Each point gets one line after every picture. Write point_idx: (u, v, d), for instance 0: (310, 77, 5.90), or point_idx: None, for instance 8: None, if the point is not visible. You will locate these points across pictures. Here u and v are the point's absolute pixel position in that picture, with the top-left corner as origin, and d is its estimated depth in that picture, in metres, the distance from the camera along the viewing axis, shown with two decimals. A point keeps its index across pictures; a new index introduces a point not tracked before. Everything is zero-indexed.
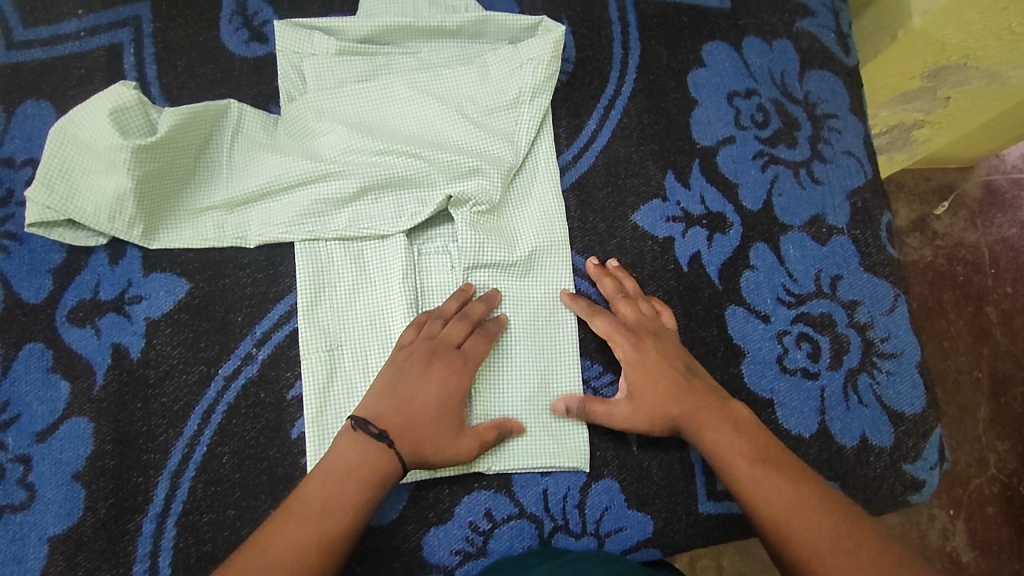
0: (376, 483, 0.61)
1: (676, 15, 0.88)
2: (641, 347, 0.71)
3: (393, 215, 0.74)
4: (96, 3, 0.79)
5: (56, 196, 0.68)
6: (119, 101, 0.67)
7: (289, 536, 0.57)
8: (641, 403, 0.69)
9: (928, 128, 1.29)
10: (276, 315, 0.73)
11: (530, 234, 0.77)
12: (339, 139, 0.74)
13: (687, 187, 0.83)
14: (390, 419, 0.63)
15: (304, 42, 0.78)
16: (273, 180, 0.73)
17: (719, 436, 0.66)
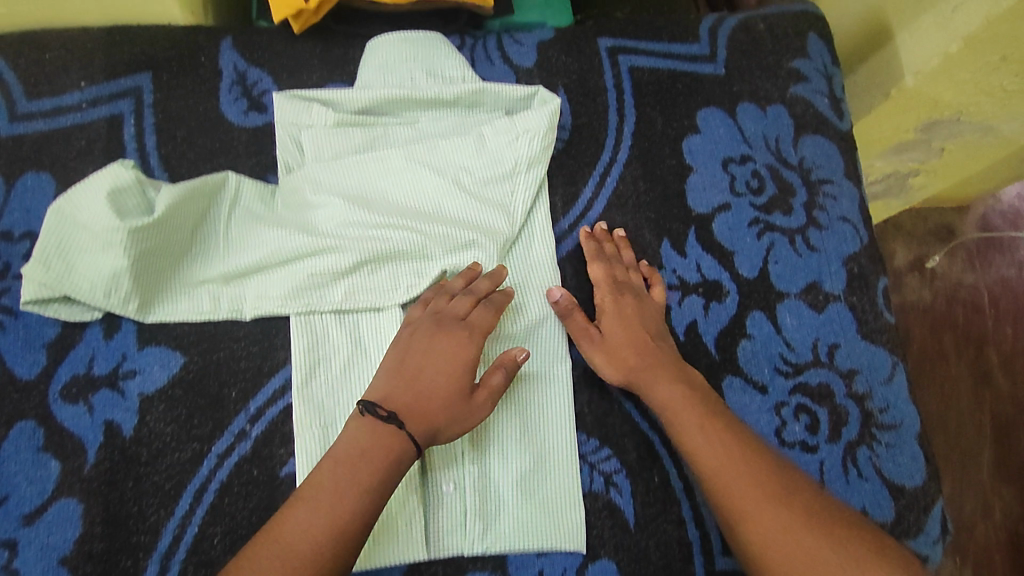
0: (389, 462, 0.61)
1: (671, 82, 0.89)
2: (620, 299, 0.76)
3: (389, 288, 0.74)
4: (97, 74, 0.80)
5: (52, 273, 0.68)
6: (116, 181, 0.67)
7: (301, 533, 0.57)
8: (610, 350, 0.74)
9: (924, 175, 1.30)
10: (271, 390, 0.72)
11: (526, 306, 0.77)
12: (336, 212, 0.75)
13: (682, 255, 0.84)
14: (398, 394, 0.65)
15: (303, 114, 0.78)
16: (271, 254, 0.73)
17: (670, 391, 0.69)
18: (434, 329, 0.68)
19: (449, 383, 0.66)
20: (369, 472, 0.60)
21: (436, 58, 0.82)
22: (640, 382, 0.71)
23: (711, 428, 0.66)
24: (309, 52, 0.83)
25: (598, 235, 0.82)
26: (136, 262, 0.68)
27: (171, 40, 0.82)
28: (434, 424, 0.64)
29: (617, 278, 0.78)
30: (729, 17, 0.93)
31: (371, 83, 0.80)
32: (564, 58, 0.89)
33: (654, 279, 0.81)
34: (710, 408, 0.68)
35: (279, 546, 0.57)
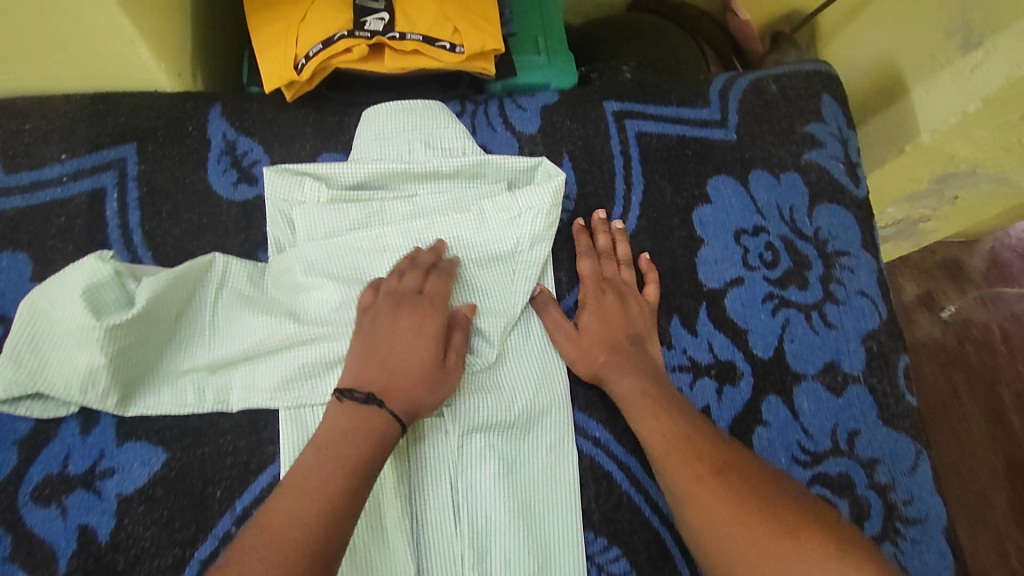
0: (375, 440, 0.58)
1: (680, 148, 0.85)
2: (601, 295, 0.77)
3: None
4: (79, 146, 0.76)
5: (24, 370, 0.63)
6: (94, 274, 0.63)
7: (290, 514, 0.52)
8: (582, 347, 0.74)
9: (935, 220, 1.26)
10: (259, 488, 0.68)
11: (529, 394, 0.73)
12: (329, 296, 0.70)
13: (693, 333, 0.80)
14: (370, 372, 0.62)
15: (294, 190, 0.74)
16: (258, 342, 0.69)
17: (628, 382, 0.71)
18: (396, 308, 0.67)
19: (421, 354, 0.64)
20: (357, 454, 0.57)
21: (434, 129, 0.78)
22: (608, 379, 0.73)
23: (661, 425, 0.66)
24: (302, 120, 0.80)
25: (594, 225, 0.81)
26: (115, 358, 0.64)
27: (157, 108, 0.77)
28: (413, 396, 0.62)
29: (604, 275, 0.78)
30: (741, 78, 0.89)
31: (367, 154, 0.77)
32: (569, 123, 0.85)
33: (650, 275, 0.80)
34: (661, 404, 0.68)
35: (268, 532, 0.51)
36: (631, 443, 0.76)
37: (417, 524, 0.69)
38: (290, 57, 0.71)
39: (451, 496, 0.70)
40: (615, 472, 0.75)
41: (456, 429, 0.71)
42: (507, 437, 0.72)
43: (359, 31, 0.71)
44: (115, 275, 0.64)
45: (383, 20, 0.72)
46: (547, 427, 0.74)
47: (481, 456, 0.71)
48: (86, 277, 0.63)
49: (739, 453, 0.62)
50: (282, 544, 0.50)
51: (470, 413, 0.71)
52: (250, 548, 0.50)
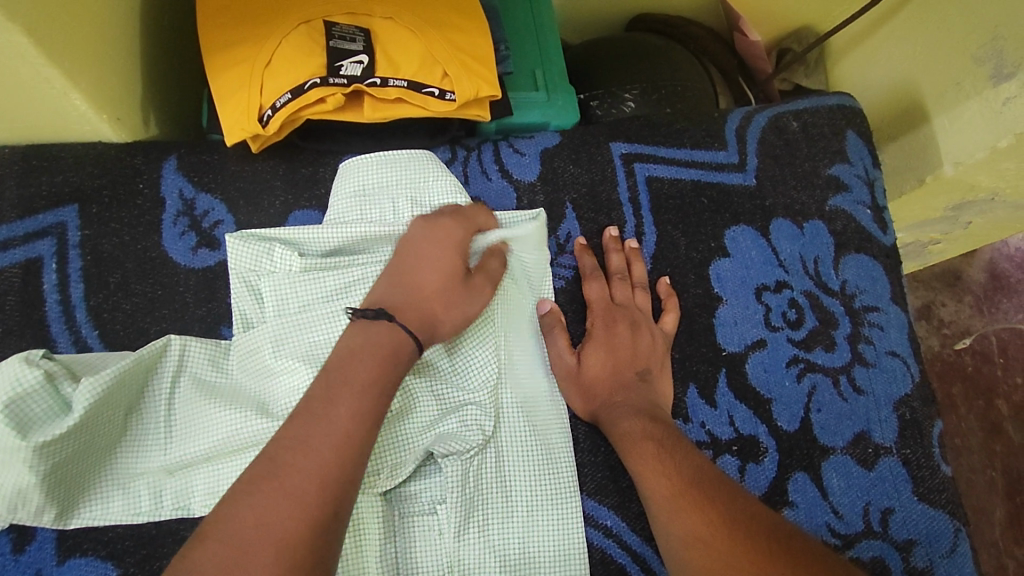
0: (387, 357, 0.53)
1: (694, 195, 0.78)
2: (611, 324, 0.69)
3: (370, 473, 0.61)
4: (11, 210, 0.66)
5: None
6: (20, 379, 0.54)
7: (302, 457, 0.46)
8: (583, 382, 0.67)
9: (944, 243, 1.18)
10: None
11: (530, 480, 0.65)
12: (300, 384, 0.60)
13: (712, 404, 0.71)
14: (394, 291, 0.57)
15: (262, 257, 0.65)
16: (224, 437, 0.59)
17: (631, 423, 0.63)
18: (432, 225, 0.62)
19: (444, 276, 0.59)
20: (365, 394, 0.51)
21: (422, 181, 0.69)
22: (609, 421, 0.65)
23: (663, 468, 0.60)
24: (270, 172, 0.71)
25: (607, 243, 0.74)
26: (50, 471, 0.54)
27: (101, 165, 0.68)
28: (429, 311, 0.58)
29: (615, 301, 0.71)
30: (759, 113, 0.83)
31: (345, 214, 0.68)
32: (571, 168, 0.76)
33: (670, 302, 0.72)
34: (664, 448, 0.61)
35: (277, 473, 0.45)
36: (645, 529, 0.66)
37: None
38: (254, 105, 0.63)
39: None
40: (629, 567, 0.65)
41: (453, 530, 0.61)
42: (509, 534, 0.63)
43: (334, 77, 0.63)
44: (46, 378, 0.55)
45: (361, 64, 0.64)
46: (556, 516, 0.64)
47: (482, 558, 0.62)
48: (11, 382, 0.54)
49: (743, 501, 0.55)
50: (292, 492, 0.44)
51: (466, 506, 0.62)
52: (260, 491, 0.44)
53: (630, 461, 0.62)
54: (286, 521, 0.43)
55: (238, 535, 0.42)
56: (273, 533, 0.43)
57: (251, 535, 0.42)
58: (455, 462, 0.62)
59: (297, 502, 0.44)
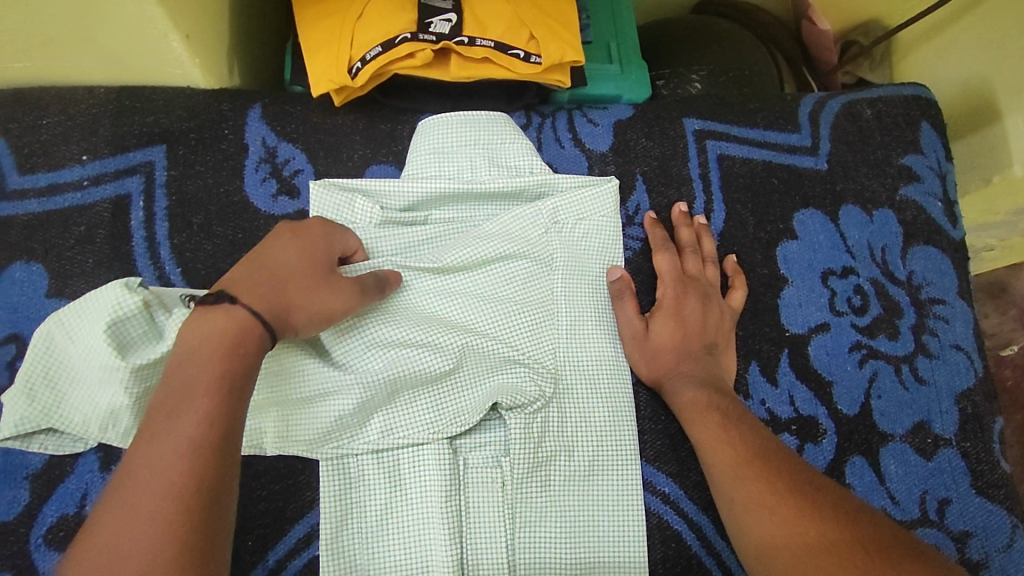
0: (228, 343, 0.48)
1: (765, 176, 0.77)
2: (684, 296, 0.68)
3: (435, 419, 0.63)
4: (104, 147, 0.68)
5: (38, 405, 0.56)
6: (122, 300, 0.55)
7: (151, 477, 0.43)
8: (650, 350, 0.67)
9: (999, 251, 1.15)
10: (295, 539, 0.61)
11: (593, 443, 0.65)
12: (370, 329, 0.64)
13: (774, 383, 0.72)
14: (242, 274, 0.53)
15: (343, 208, 0.66)
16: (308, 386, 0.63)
17: (694, 392, 0.64)
18: (301, 225, 0.59)
19: (300, 267, 0.55)
20: (211, 399, 0.46)
21: (499, 144, 0.70)
22: (670, 389, 0.65)
23: (726, 436, 0.60)
24: (350, 127, 0.72)
25: (676, 219, 0.74)
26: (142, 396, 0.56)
27: (190, 108, 0.69)
28: (284, 301, 0.53)
29: (686, 272, 0.70)
30: (832, 100, 0.82)
31: (424, 170, 0.69)
32: (643, 141, 0.76)
33: (738, 280, 0.72)
34: (729, 417, 0.62)
35: (128, 494, 0.43)
36: (702, 499, 0.66)
37: None
38: (344, 58, 0.64)
39: (507, 544, 0.62)
40: (685, 534, 0.65)
41: (516, 480, 0.62)
42: (569, 489, 0.64)
43: (424, 33, 0.64)
44: (142, 305, 0.56)
45: (449, 22, 0.65)
46: (619, 482, 0.65)
47: (541, 511, 0.63)
48: (113, 304, 0.55)
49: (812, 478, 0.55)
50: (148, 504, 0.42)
51: (528, 464, 0.63)
52: (111, 520, 0.42)
53: (692, 429, 0.63)
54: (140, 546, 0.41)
55: (107, 552, 0.41)
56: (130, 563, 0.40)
57: (119, 552, 0.41)
58: (520, 416, 0.63)
59: (153, 524, 0.42)
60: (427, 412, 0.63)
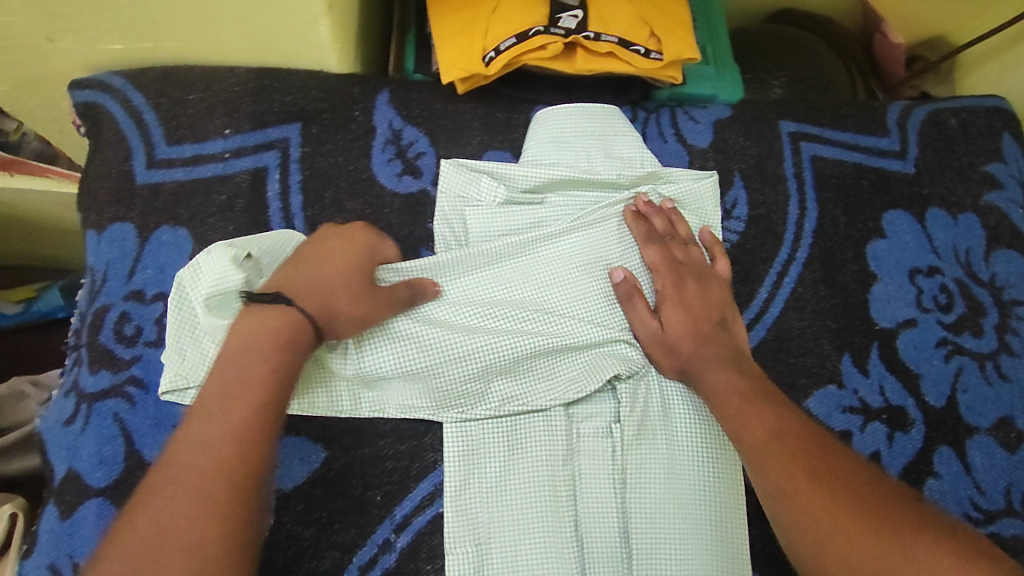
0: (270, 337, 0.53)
1: (856, 176, 0.81)
2: (682, 283, 0.70)
3: (546, 385, 0.67)
4: (245, 122, 0.72)
5: (188, 362, 0.62)
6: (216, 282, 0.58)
7: (198, 458, 0.47)
8: (668, 340, 0.68)
9: None
10: (419, 497, 0.65)
11: (700, 416, 0.68)
12: (472, 297, 0.68)
13: (864, 373, 0.75)
14: (290, 277, 0.57)
15: (471, 186, 0.71)
16: (383, 364, 0.66)
17: (718, 378, 0.65)
18: (343, 231, 0.63)
19: (347, 274, 0.59)
20: (259, 387, 0.51)
21: (613, 135, 0.74)
22: (697, 373, 0.67)
23: (767, 423, 0.60)
24: (469, 114, 0.76)
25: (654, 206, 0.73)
26: None
27: (324, 90, 0.74)
28: (327, 301, 0.57)
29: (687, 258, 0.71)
30: (918, 108, 0.85)
31: (544, 157, 0.73)
32: (741, 140, 0.80)
33: (718, 250, 0.73)
34: (747, 398, 0.62)
35: (177, 475, 0.46)
36: None
37: (584, 556, 0.64)
38: (478, 47, 0.68)
39: (618, 509, 0.65)
40: None
41: (628, 448, 0.66)
42: (675, 462, 0.67)
43: (555, 27, 0.68)
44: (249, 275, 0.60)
45: (576, 18, 0.69)
46: (726, 453, 0.68)
47: (650, 481, 0.66)
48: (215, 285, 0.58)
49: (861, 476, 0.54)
50: (206, 491, 0.46)
51: (640, 434, 0.67)
52: (158, 499, 0.45)
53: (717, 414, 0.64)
54: (185, 518, 0.44)
55: (156, 524, 0.44)
56: (174, 537, 0.44)
57: (167, 524, 0.44)
58: (630, 385, 0.68)
59: (197, 499, 0.45)
60: (537, 378, 0.68)
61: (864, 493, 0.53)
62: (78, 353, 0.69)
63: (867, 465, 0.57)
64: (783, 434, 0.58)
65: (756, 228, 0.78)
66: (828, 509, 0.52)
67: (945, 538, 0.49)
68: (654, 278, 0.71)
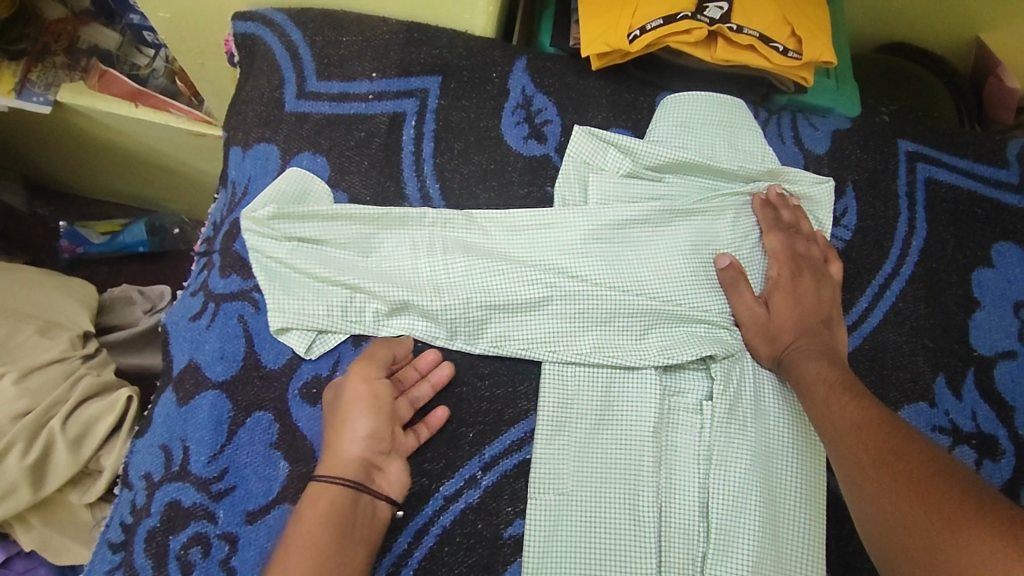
0: (332, 522, 0.57)
1: (969, 205, 0.81)
2: (797, 274, 0.71)
3: (641, 349, 0.69)
4: (391, 69, 0.77)
5: (301, 260, 0.68)
6: (286, 197, 0.70)
7: None
8: (771, 327, 0.70)
9: None
10: (509, 440, 0.67)
11: (790, 407, 0.69)
12: (581, 254, 0.71)
13: (958, 397, 0.74)
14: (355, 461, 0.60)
15: (597, 155, 0.75)
16: (477, 300, 0.68)
17: (815, 366, 0.66)
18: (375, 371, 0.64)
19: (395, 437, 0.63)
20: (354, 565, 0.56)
21: (737, 129, 0.77)
22: (791, 365, 0.67)
23: (847, 413, 0.61)
24: (599, 90, 0.79)
25: (774, 202, 0.75)
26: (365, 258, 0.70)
27: (469, 49, 0.78)
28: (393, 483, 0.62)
29: (802, 253, 0.73)
30: None
31: (669, 139, 0.76)
32: (858, 152, 0.82)
33: (834, 255, 0.75)
34: (841, 386, 0.64)
35: None
36: None
37: (662, 520, 0.65)
38: (624, 26, 0.71)
39: (699, 481, 0.66)
40: None
41: (715, 424, 0.67)
42: (761, 445, 0.67)
43: (701, 14, 0.71)
44: (270, 217, 0.68)
45: (721, 9, 0.71)
46: (814, 448, 0.68)
47: (734, 458, 0.66)
48: (270, 199, 0.69)
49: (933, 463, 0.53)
50: None
51: (730, 414, 0.67)
52: None
53: (811, 404, 0.64)
54: None
55: None
56: None
57: None
58: (724, 366, 0.69)
59: None
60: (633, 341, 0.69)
61: (921, 477, 0.52)
62: (207, 258, 0.73)
63: (939, 451, 0.55)
64: (858, 423, 0.60)
65: (863, 239, 0.79)
66: (895, 499, 0.52)
67: (1000, 511, 0.46)
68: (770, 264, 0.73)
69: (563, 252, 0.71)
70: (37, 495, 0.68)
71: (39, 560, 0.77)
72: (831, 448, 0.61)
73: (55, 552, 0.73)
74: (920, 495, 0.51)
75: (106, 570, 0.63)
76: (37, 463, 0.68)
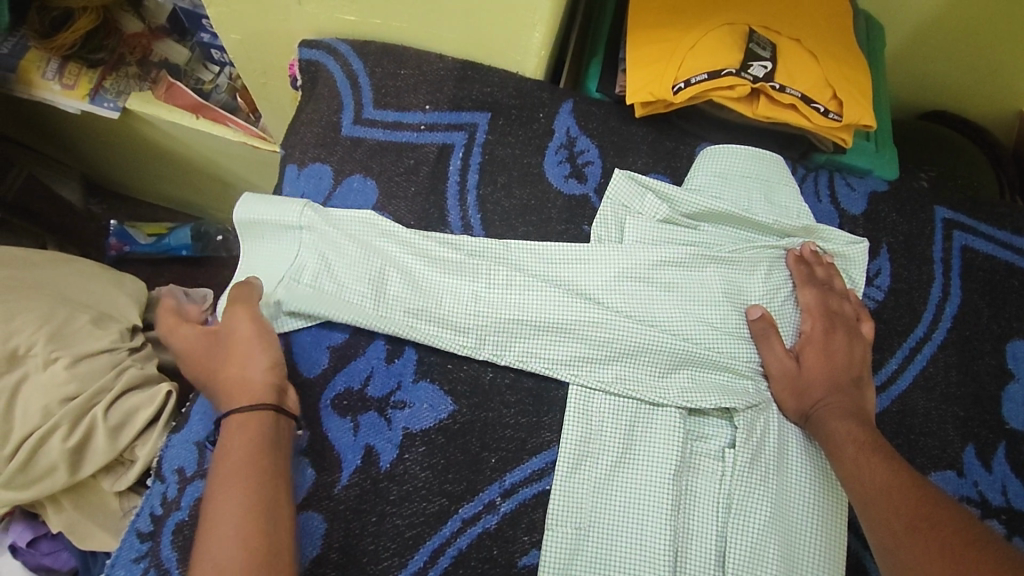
0: (252, 443, 0.59)
1: (1005, 275, 0.81)
2: (830, 331, 0.72)
3: (666, 391, 0.69)
4: (444, 103, 0.81)
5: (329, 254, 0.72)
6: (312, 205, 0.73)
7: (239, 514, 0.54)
8: (800, 380, 0.70)
9: None
10: (530, 470, 0.67)
11: (815, 465, 0.68)
12: (614, 290, 0.72)
13: (987, 468, 0.73)
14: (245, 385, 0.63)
15: (635, 199, 0.77)
16: (508, 317, 0.70)
17: (844, 426, 0.65)
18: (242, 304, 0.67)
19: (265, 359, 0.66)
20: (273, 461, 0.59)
21: (774, 184, 0.79)
22: (819, 421, 0.67)
23: (877, 474, 0.60)
24: (640, 137, 0.82)
25: (809, 258, 0.76)
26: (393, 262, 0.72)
27: (519, 89, 0.81)
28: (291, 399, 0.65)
29: (834, 309, 0.73)
30: None
31: (705, 189, 0.78)
32: (894, 215, 0.82)
33: (865, 314, 0.75)
34: (869, 447, 0.63)
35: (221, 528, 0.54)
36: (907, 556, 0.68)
37: (677, 565, 0.65)
38: (669, 77, 0.74)
39: (716, 528, 0.66)
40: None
41: (735, 472, 0.67)
42: (782, 500, 0.67)
43: (745, 72, 0.73)
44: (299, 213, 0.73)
45: (765, 68, 0.74)
46: (836, 507, 0.67)
47: (753, 508, 0.66)
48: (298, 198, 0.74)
49: (969, 533, 0.53)
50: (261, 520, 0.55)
51: (752, 464, 0.67)
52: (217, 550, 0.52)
53: (838, 462, 0.64)
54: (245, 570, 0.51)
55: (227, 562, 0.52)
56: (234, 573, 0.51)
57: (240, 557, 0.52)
58: (747, 415, 0.69)
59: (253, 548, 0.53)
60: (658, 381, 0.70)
61: (958, 547, 0.52)
62: None
63: (970, 518, 0.55)
64: (889, 484, 0.59)
65: (895, 301, 0.79)
66: (928, 564, 0.52)
67: None
68: (805, 315, 0.74)
69: (597, 287, 0.72)
70: (73, 477, 0.71)
71: (63, 543, 0.79)
72: (859, 508, 0.60)
73: (80, 537, 0.75)
74: (958, 566, 0.50)
75: (132, 559, 0.64)
76: (77, 447, 0.71)
